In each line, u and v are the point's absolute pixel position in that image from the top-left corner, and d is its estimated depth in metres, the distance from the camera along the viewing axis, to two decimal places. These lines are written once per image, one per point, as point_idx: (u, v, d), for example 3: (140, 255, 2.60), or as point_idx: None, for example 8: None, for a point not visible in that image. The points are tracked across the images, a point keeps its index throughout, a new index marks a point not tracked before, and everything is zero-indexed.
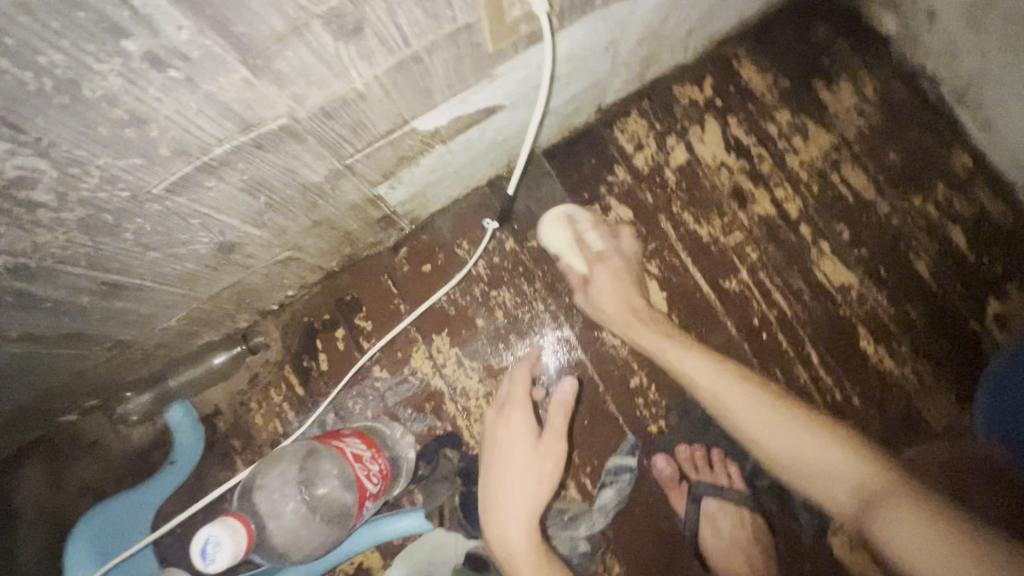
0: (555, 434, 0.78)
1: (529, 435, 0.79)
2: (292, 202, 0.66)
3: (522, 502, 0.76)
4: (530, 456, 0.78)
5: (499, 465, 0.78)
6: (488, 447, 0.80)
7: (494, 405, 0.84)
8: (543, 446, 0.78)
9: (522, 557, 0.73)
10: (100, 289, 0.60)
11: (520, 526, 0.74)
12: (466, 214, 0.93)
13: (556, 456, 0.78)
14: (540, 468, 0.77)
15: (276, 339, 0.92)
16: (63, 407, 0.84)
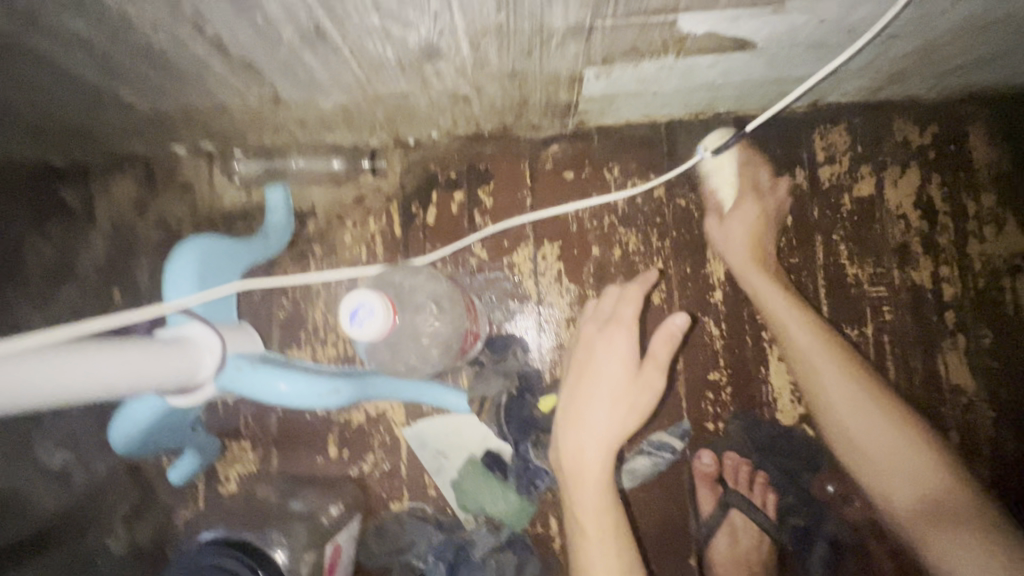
0: (656, 368, 0.75)
1: (631, 361, 0.74)
2: (517, 40, 0.61)
3: (607, 426, 0.72)
4: (626, 382, 0.73)
5: (591, 381, 0.74)
6: (580, 356, 0.77)
7: (596, 320, 0.78)
8: (642, 377, 0.74)
9: (589, 483, 0.71)
10: (308, 30, 0.56)
11: (598, 449, 0.71)
12: (631, 143, 0.88)
13: (653, 389, 0.74)
14: (633, 397, 0.73)
15: (396, 172, 0.89)
16: (180, 136, 0.83)
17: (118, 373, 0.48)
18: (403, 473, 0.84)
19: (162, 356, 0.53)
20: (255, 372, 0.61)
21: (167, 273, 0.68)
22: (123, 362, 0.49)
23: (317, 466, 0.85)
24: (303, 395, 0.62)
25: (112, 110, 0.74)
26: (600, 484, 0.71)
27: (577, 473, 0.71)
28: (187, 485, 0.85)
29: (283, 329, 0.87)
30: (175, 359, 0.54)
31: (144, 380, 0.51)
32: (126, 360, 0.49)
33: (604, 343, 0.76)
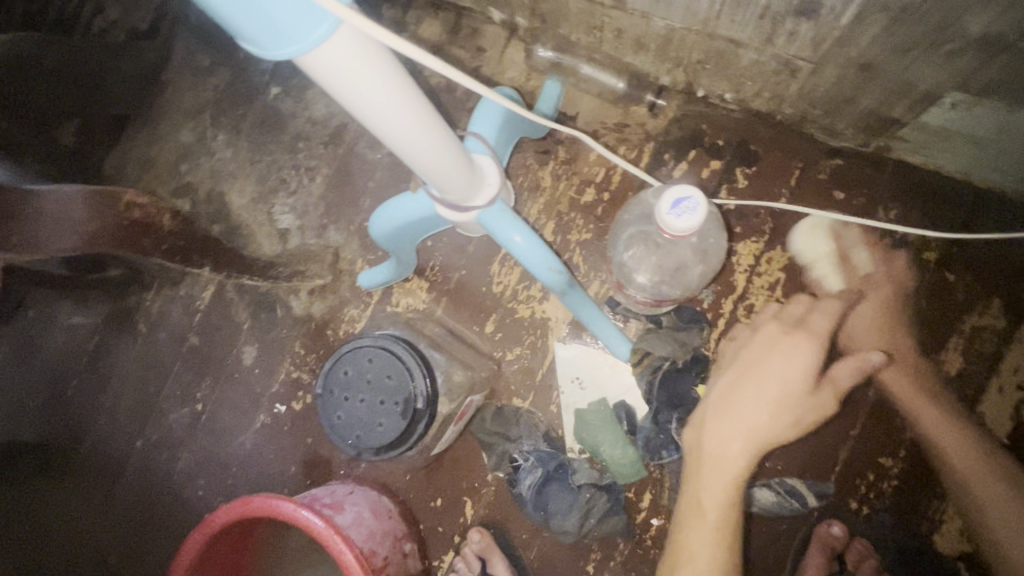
0: (833, 392, 0.61)
1: (806, 379, 0.61)
2: (909, 29, 0.56)
3: (757, 429, 0.59)
4: (797, 396, 0.60)
5: (754, 379, 0.62)
6: (746, 356, 0.64)
7: (780, 320, 0.67)
8: (816, 395, 0.61)
9: (723, 478, 0.59)
10: None
11: (745, 447, 0.59)
12: (925, 193, 0.79)
13: (823, 412, 0.61)
14: (800, 412, 0.60)
15: (667, 116, 0.89)
16: (506, 2, 0.89)
17: (402, 125, 0.44)
18: (537, 379, 0.88)
19: (437, 140, 0.49)
20: (498, 210, 0.63)
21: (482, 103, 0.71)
22: (414, 119, 0.44)
23: (470, 332, 0.92)
24: (527, 252, 0.65)
25: None
26: (736, 481, 0.59)
27: (710, 462, 0.60)
28: (365, 291, 0.97)
29: None
30: (442, 148, 0.50)
31: (407, 143, 0.47)
32: (416, 121, 0.45)
33: (785, 350, 0.63)
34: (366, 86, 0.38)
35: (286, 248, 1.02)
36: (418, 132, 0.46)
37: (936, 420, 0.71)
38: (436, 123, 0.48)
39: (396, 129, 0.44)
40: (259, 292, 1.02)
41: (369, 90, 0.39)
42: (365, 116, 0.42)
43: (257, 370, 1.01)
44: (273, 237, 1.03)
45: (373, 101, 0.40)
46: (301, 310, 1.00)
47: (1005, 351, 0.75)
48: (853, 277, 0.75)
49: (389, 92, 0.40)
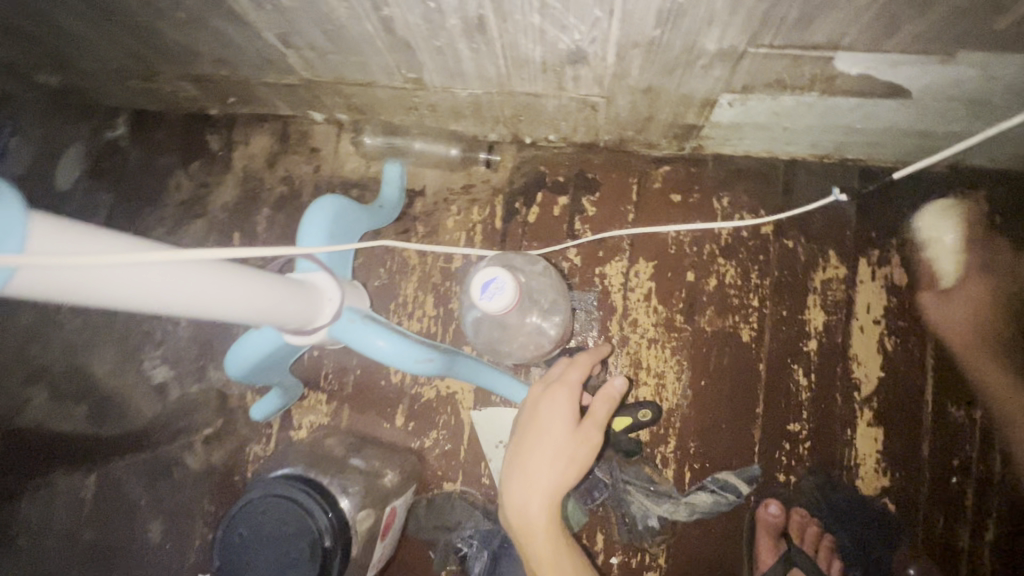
0: (596, 425, 0.64)
1: (565, 422, 0.64)
2: (663, 56, 0.62)
3: (547, 487, 0.61)
4: (563, 442, 0.63)
5: (529, 445, 0.63)
6: (523, 420, 0.66)
7: (541, 380, 0.69)
8: (581, 432, 0.63)
9: (540, 544, 0.61)
10: (473, 21, 0.61)
11: (542, 506, 0.61)
12: (744, 175, 0.86)
13: (592, 444, 0.63)
14: (573, 453, 0.62)
15: (506, 168, 0.92)
16: (321, 104, 0.90)
17: (174, 288, 0.44)
18: (461, 455, 0.86)
19: (227, 282, 0.48)
20: (355, 327, 0.64)
21: (301, 223, 0.68)
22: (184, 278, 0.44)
23: (382, 430, 0.89)
24: (398, 354, 0.65)
25: (273, 72, 0.82)
26: (553, 539, 0.61)
27: (523, 540, 0.62)
28: (263, 422, 0.92)
29: (376, 296, 0.91)
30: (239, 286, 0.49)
31: (197, 303, 0.46)
32: (188, 277, 0.45)
33: (544, 404, 0.66)
34: (98, 277, 0.38)
35: (167, 404, 0.95)
36: (198, 286, 0.46)
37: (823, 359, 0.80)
38: (216, 269, 0.48)
39: (171, 298, 0.44)
40: (149, 459, 0.93)
41: (107, 278, 0.39)
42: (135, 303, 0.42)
43: (169, 544, 0.91)
44: (150, 397, 0.95)
45: (121, 285, 0.40)
46: (201, 464, 0.92)
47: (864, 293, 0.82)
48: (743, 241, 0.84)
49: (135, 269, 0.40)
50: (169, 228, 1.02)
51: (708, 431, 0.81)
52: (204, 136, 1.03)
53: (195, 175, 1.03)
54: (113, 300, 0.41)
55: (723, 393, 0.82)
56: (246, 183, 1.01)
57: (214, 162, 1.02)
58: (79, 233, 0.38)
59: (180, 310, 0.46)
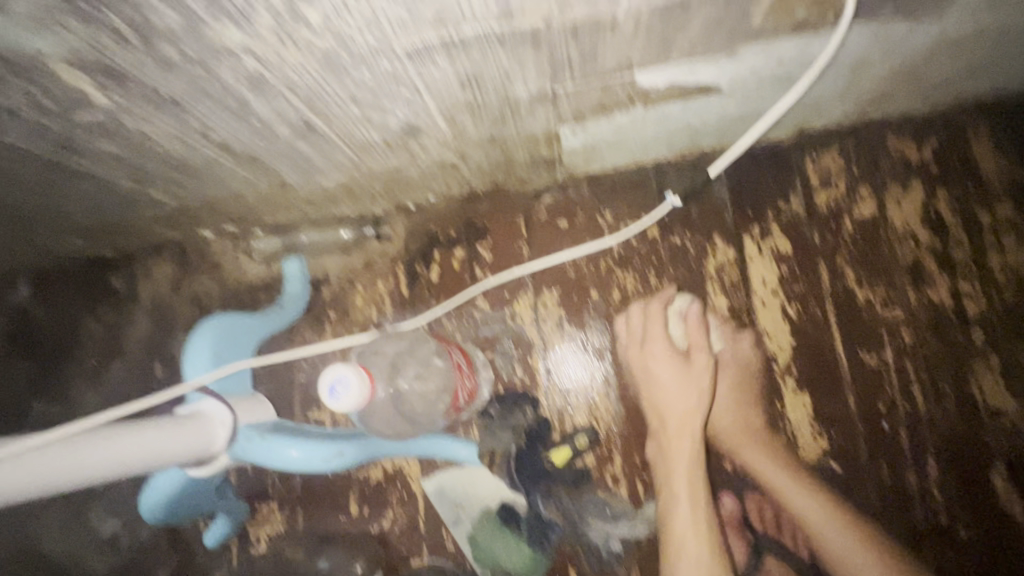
0: (704, 352, 0.84)
1: (682, 362, 0.84)
2: (488, 111, 0.66)
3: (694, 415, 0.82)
4: (694, 379, 0.83)
5: (657, 394, 0.83)
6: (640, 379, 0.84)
7: (631, 342, 0.85)
8: (699, 366, 0.83)
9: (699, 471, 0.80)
10: (299, 125, 0.63)
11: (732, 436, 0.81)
12: (619, 186, 0.90)
13: (743, 377, 0.82)
14: (698, 383, 0.83)
15: (400, 236, 0.95)
16: (206, 223, 0.92)
17: (28, 478, 0.48)
18: (421, 528, 0.85)
19: (91, 450, 0.51)
20: (265, 442, 0.67)
21: (186, 354, 0.70)
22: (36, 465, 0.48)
23: (339, 524, 0.87)
24: (311, 458, 0.68)
25: (145, 207, 0.84)
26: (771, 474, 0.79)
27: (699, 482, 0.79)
28: (221, 548, 0.90)
29: (303, 391, 0.91)
30: (108, 450, 0.52)
31: (66, 479, 0.50)
32: (43, 464, 0.48)
33: (642, 357, 0.84)
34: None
35: (120, 555, 0.92)
36: (60, 465, 0.49)
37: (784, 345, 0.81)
38: (80, 441, 0.51)
39: (29, 485, 0.48)
40: None
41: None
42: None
43: None
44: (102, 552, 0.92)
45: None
46: None
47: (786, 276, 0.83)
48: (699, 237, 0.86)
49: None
50: (90, 376, 1.01)
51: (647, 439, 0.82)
52: (107, 279, 1.04)
53: (106, 317, 1.03)
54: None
55: (655, 398, 0.83)
56: (156, 313, 1.01)
57: (121, 301, 1.03)
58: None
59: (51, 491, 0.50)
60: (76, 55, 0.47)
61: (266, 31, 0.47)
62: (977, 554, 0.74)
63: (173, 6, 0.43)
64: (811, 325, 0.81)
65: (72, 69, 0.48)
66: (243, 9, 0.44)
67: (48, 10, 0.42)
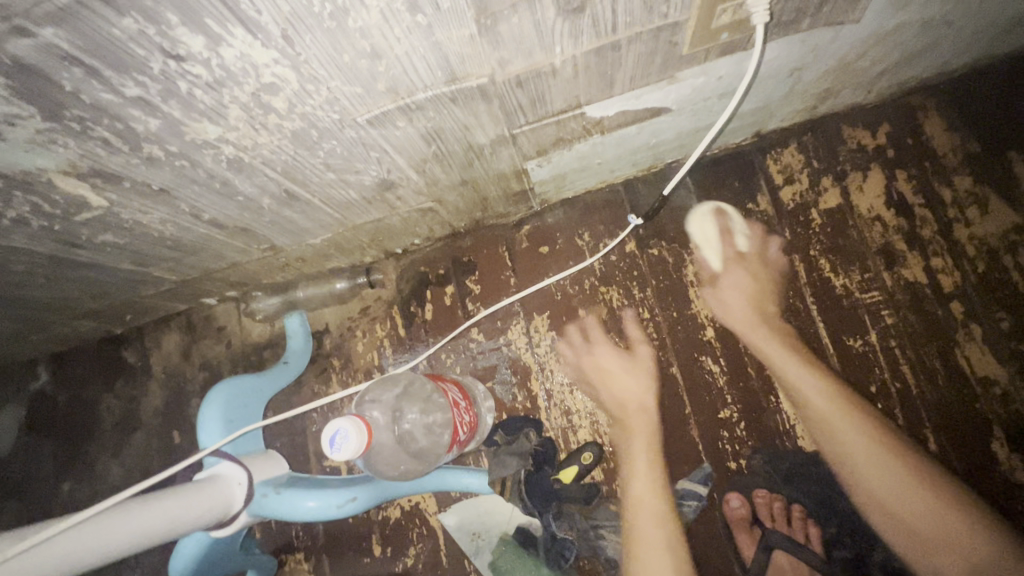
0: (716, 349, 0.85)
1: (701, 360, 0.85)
2: (455, 159, 0.70)
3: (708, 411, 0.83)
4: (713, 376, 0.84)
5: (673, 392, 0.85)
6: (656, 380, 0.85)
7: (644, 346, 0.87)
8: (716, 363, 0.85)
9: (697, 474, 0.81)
10: (282, 195, 0.68)
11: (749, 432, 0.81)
12: (593, 207, 0.94)
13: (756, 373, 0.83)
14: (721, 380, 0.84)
15: (392, 280, 0.99)
16: (208, 291, 0.97)
17: (60, 556, 0.51)
18: (444, 562, 0.87)
19: (118, 522, 0.54)
20: (282, 495, 0.69)
21: (198, 422, 0.74)
22: (67, 543, 0.51)
23: (364, 567, 0.89)
24: (327, 507, 0.71)
25: (149, 285, 0.88)
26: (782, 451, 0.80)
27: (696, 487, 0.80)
28: None
29: (316, 441, 0.94)
30: (133, 522, 0.55)
31: (99, 554, 0.53)
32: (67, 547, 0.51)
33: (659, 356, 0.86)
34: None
35: None
36: (91, 540, 0.53)
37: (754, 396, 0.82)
38: (110, 517, 0.54)
39: (62, 563, 0.51)
40: None
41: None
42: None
43: None
44: None
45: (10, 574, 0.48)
46: None
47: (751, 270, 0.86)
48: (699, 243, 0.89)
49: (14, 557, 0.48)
50: (113, 451, 1.05)
51: None
52: (120, 354, 1.09)
53: (122, 392, 1.07)
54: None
55: (654, 406, 0.85)
56: (169, 381, 1.05)
57: (135, 374, 1.07)
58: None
59: (85, 565, 0.53)
60: (72, 165, 0.52)
61: (238, 121, 0.51)
62: None
63: (154, 114, 0.48)
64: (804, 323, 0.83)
65: (69, 177, 0.53)
66: (214, 107, 0.48)
67: (44, 133, 0.47)
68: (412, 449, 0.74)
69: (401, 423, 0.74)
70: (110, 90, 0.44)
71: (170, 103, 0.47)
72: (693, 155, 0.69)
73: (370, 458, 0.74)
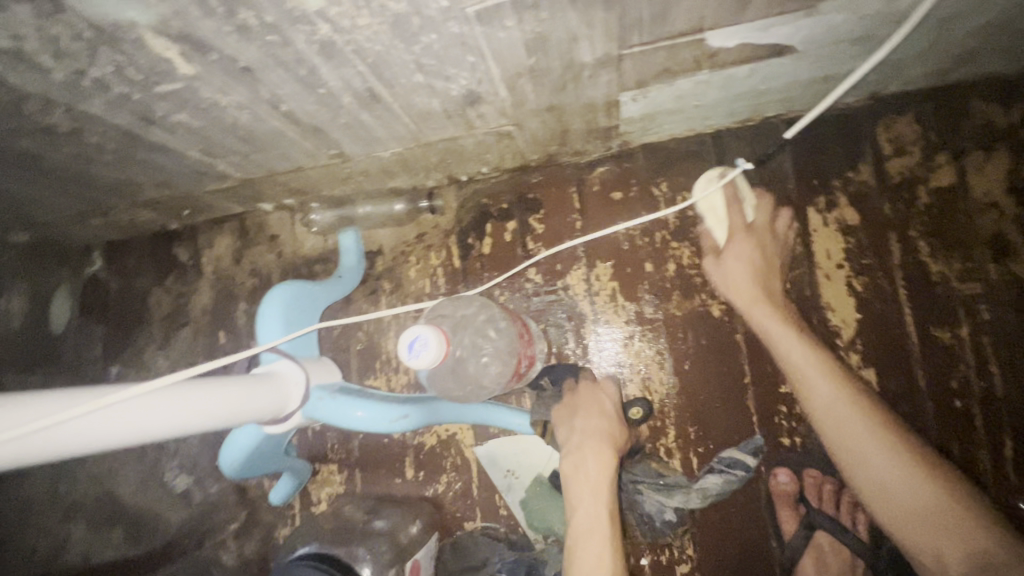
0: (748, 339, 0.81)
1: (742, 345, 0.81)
2: (550, 77, 0.65)
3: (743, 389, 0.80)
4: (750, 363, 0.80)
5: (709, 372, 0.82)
6: (716, 347, 0.82)
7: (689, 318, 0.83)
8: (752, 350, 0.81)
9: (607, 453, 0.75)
10: (365, 94, 0.64)
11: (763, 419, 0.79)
12: (676, 157, 0.88)
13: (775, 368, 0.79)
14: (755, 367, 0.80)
15: (452, 208, 0.95)
16: (267, 196, 0.95)
17: (141, 421, 0.51)
18: (475, 493, 0.88)
19: (194, 400, 0.55)
20: (334, 402, 0.69)
21: (259, 317, 0.73)
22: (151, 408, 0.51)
23: (395, 486, 0.91)
24: (376, 420, 0.70)
25: (211, 180, 0.87)
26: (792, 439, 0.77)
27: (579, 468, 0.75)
28: (285, 505, 0.94)
29: (360, 360, 0.93)
30: (207, 404, 0.56)
31: (168, 427, 0.53)
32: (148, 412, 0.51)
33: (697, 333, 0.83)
34: (76, 426, 0.47)
35: (193, 509, 0.98)
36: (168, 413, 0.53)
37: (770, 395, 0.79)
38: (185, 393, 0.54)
39: (138, 431, 0.51)
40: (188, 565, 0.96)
41: (79, 427, 0.47)
42: (115, 439, 0.50)
43: None
44: (176, 505, 0.99)
45: (95, 428, 0.48)
46: (236, 559, 0.95)
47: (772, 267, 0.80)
48: (786, 209, 0.83)
49: (101, 414, 0.48)
50: (160, 342, 1.07)
51: (703, 411, 0.81)
52: (173, 250, 1.09)
53: (173, 287, 1.08)
54: (91, 442, 0.48)
55: (711, 371, 0.82)
56: (218, 282, 1.06)
57: (187, 271, 1.08)
58: (71, 395, 0.47)
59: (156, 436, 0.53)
60: (164, 23, 0.48)
61: None
62: None
63: None
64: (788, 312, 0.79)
65: (159, 38, 0.50)
66: None
67: None
68: (467, 375, 0.75)
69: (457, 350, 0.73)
70: None
71: None
72: (823, 104, 0.65)
73: (435, 378, 0.75)
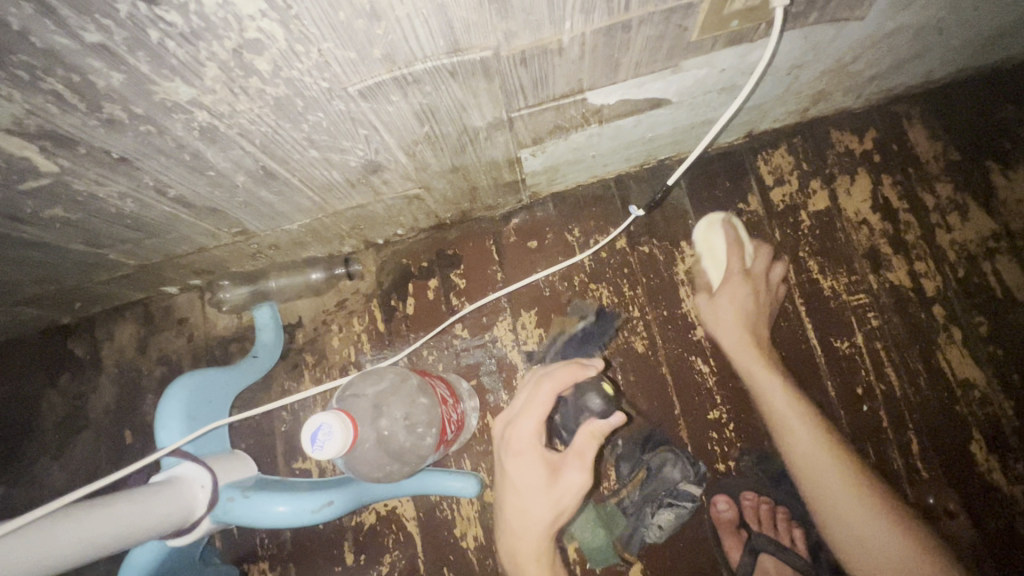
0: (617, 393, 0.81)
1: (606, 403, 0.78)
2: (448, 142, 0.67)
3: (674, 420, 0.82)
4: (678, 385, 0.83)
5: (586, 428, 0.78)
6: (645, 381, 0.84)
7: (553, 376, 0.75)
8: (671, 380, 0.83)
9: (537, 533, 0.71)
10: (259, 172, 0.63)
11: (698, 447, 0.81)
12: (584, 202, 0.92)
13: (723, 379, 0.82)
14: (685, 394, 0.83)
15: (372, 271, 0.94)
16: (169, 279, 0.90)
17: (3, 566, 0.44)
18: (422, 570, 0.83)
19: (58, 532, 0.48)
20: (253, 499, 0.63)
21: (156, 419, 0.67)
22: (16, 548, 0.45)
23: None
24: (300, 512, 0.65)
25: (102, 269, 0.81)
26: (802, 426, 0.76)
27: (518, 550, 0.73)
28: None
29: (286, 441, 0.87)
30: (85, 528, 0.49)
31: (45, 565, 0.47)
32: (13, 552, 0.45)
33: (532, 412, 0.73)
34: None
35: None
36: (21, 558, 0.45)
37: (769, 383, 0.78)
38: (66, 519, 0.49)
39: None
40: None
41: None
42: None
43: None
44: None
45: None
46: None
47: (718, 291, 0.84)
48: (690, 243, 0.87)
49: None
50: (54, 451, 0.96)
51: (641, 446, 0.82)
52: (68, 346, 1.00)
53: (68, 386, 0.98)
54: None
55: (643, 406, 0.83)
56: (121, 376, 0.97)
57: (84, 367, 0.99)
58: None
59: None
60: (18, 123, 0.46)
61: (215, 82, 0.46)
62: (970, 526, 0.75)
63: (118, 68, 0.42)
64: (761, 281, 0.83)
65: (15, 137, 0.47)
66: (189, 63, 0.43)
67: None
68: (393, 449, 0.69)
69: (381, 422, 0.69)
70: (67, 34, 0.39)
71: (138, 56, 0.42)
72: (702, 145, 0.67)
73: (353, 460, 0.69)
